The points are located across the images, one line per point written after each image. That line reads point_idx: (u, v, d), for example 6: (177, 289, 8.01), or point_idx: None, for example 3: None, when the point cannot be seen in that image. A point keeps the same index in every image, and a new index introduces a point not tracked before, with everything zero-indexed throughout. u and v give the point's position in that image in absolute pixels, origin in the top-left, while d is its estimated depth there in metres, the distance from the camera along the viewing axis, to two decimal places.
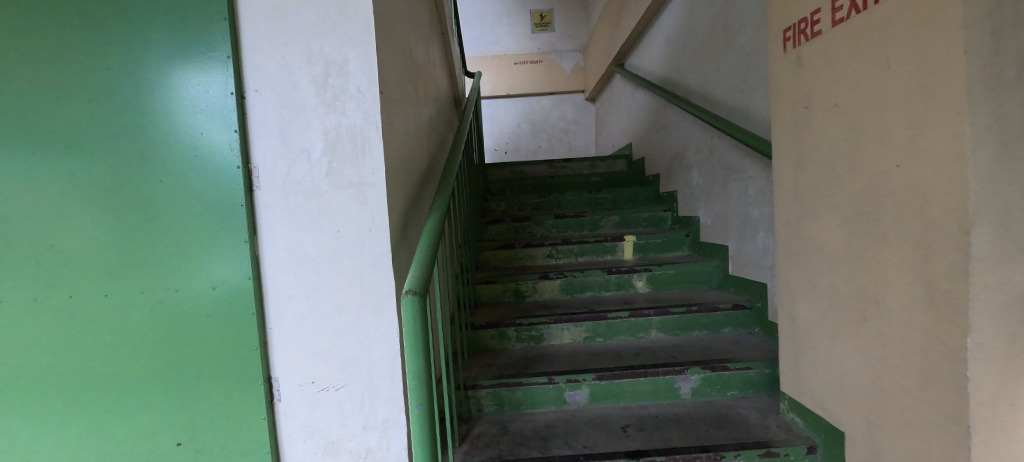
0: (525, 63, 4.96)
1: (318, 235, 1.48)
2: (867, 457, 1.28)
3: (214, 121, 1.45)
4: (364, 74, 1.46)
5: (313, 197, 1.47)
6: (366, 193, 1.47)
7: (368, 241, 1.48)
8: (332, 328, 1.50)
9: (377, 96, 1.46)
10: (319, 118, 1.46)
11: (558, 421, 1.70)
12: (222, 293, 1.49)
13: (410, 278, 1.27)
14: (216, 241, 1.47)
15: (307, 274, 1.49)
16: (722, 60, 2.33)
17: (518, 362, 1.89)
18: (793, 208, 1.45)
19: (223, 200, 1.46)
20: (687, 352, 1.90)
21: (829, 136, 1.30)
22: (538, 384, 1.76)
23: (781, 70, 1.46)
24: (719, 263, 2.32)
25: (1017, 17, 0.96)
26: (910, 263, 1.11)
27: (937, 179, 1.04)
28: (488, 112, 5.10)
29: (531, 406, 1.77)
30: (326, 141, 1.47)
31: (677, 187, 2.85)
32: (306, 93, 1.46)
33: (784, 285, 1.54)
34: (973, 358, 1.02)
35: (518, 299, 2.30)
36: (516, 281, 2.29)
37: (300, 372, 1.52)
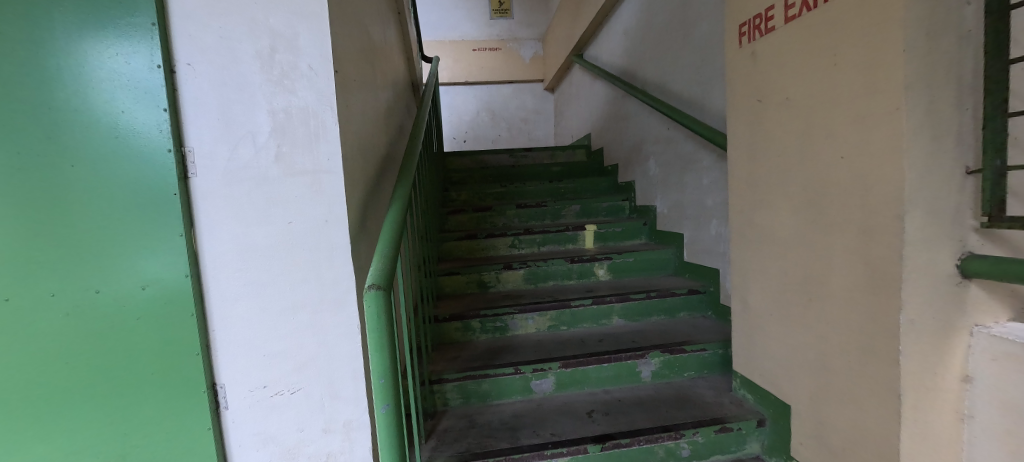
0: (484, 49, 4.90)
1: (270, 228, 1.43)
2: (812, 429, 1.38)
3: (137, 98, 1.35)
4: (317, 51, 1.43)
5: (262, 185, 1.42)
6: (322, 180, 1.45)
7: (325, 233, 1.46)
8: (290, 323, 1.46)
9: (330, 76, 1.44)
10: (265, 98, 1.41)
11: (525, 410, 1.73)
12: (153, 293, 1.40)
13: (372, 273, 1.23)
14: (146, 231, 1.39)
15: (258, 269, 1.44)
16: (678, 53, 2.40)
17: (483, 354, 1.90)
18: (747, 198, 1.54)
19: (151, 188, 1.37)
20: (647, 336, 1.97)
21: (782, 128, 1.37)
22: (505, 374, 1.78)
23: (737, 63, 1.54)
24: (675, 250, 2.42)
25: (944, 22, 1.03)
26: (853, 248, 1.19)
27: (876, 169, 1.11)
28: (445, 100, 4.98)
29: (498, 397, 1.79)
30: (275, 124, 1.42)
31: (636, 176, 2.94)
32: (249, 69, 1.39)
33: (738, 271, 1.63)
34: (904, 333, 1.09)
35: (482, 290, 2.30)
36: (479, 272, 2.28)
37: (251, 376, 1.47)
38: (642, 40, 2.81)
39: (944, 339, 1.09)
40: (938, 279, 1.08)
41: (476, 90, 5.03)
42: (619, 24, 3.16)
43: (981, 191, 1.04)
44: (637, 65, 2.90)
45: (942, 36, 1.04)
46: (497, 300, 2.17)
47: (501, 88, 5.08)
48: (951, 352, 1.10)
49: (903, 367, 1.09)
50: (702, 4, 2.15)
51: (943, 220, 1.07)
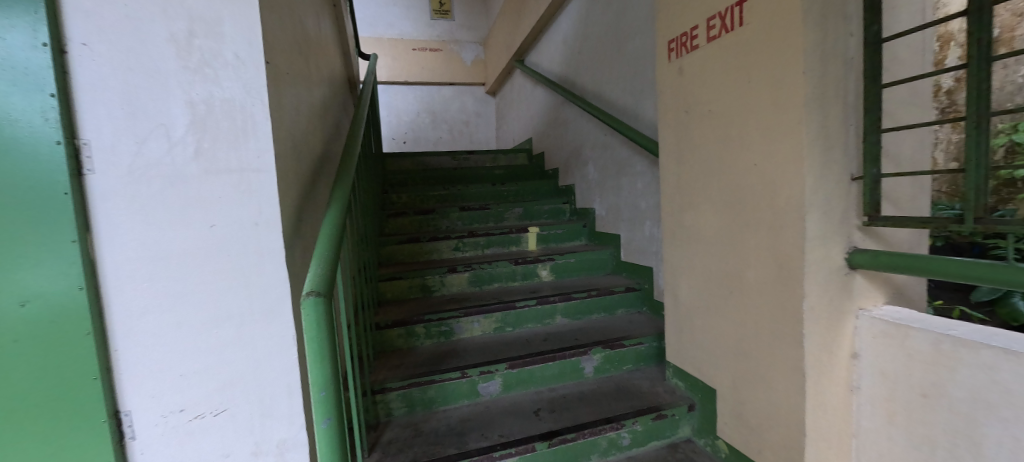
0: (424, 49, 4.90)
1: (187, 230, 1.24)
2: (733, 410, 1.52)
3: (11, 80, 1.12)
4: (244, 38, 1.27)
5: (177, 184, 1.23)
6: (251, 180, 1.29)
7: (254, 237, 1.30)
8: (219, 338, 1.29)
9: (261, 68, 1.29)
10: (183, 88, 1.23)
11: (472, 414, 1.76)
12: (32, 310, 1.17)
13: (311, 279, 1.18)
14: (17, 240, 1.15)
15: (169, 277, 1.24)
16: (614, 64, 2.55)
17: (428, 360, 1.91)
18: (676, 200, 1.69)
19: (28, 183, 1.14)
20: (589, 334, 2.08)
21: (706, 138, 1.51)
22: (451, 379, 1.80)
23: (667, 77, 1.68)
24: (613, 250, 2.56)
25: (832, 49, 1.20)
26: (765, 246, 1.34)
27: (783, 176, 1.26)
28: (384, 99, 4.89)
29: (445, 403, 1.81)
30: (194, 116, 1.24)
31: (575, 180, 3.07)
32: (162, 54, 1.20)
33: (669, 268, 1.77)
34: (807, 320, 1.23)
35: (425, 294, 2.31)
36: (422, 276, 2.28)
37: (164, 399, 1.26)
38: (580, 50, 2.95)
39: (837, 324, 1.25)
40: (832, 272, 1.24)
41: (416, 90, 4.98)
42: (558, 34, 3.29)
43: (864, 196, 1.22)
44: (575, 74, 3.03)
45: (832, 62, 1.20)
46: (441, 304, 2.18)
47: (443, 89, 5.08)
48: (844, 335, 1.26)
49: (806, 349, 1.24)
50: (635, 20, 2.30)
51: (834, 220, 1.23)
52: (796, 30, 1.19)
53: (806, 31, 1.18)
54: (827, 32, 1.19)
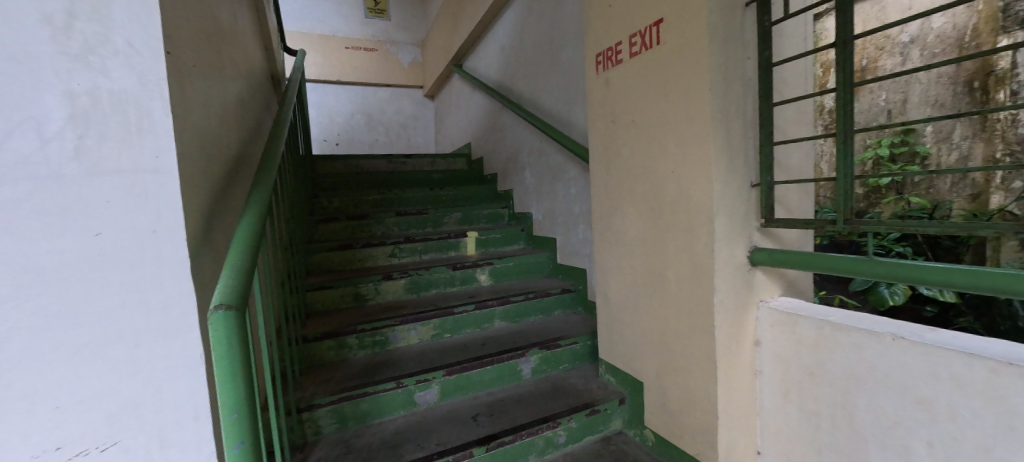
0: (358, 48, 4.78)
1: (63, 238, 1.01)
2: (658, 400, 1.64)
3: None
4: (139, 18, 1.06)
5: (49, 187, 0.99)
6: (147, 184, 1.07)
7: (153, 247, 1.08)
8: (94, 366, 1.04)
9: (161, 54, 1.08)
10: (56, 72, 1.00)
11: (408, 425, 1.72)
12: None
13: (221, 289, 1.04)
14: None
15: (38, 295, 0.99)
16: (548, 72, 2.64)
17: (361, 372, 1.85)
18: (605, 205, 1.79)
19: None
20: (526, 336, 2.13)
21: (630, 147, 1.62)
22: (386, 390, 1.75)
23: (596, 88, 1.78)
24: (550, 253, 2.65)
25: (733, 70, 1.34)
26: (683, 247, 1.45)
27: (695, 184, 1.38)
28: (313, 98, 4.64)
29: (378, 416, 1.75)
30: (73, 108, 1.01)
31: (513, 185, 3.14)
32: (30, 33, 0.98)
33: (600, 269, 1.87)
34: (718, 315, 1.36)
35: (358, 303, 2.24)
36: (355, 284, 2.22)
37: (29, 437, 1.00)
38: (516, 57, 3.03)
39: (742, 317, 1.40)
40: (737, 270, 1.38)
41: (350, 91, 4.84)
42: (495, 40, 3.35)
43: (762, 201, 1.37)
44: (512, 81, 3.10)
45: (734, 81, 1.34)
46: (375, 313, 2.13)
47: (378, 91, 4.99)
48: (748, 325, 1.41)
49: (717, 341, 1.36)
50: (567, 31, 2.40)
51: (739, 223, 1.37)
52: (703, 51, 1.31)
53: (712, 53, 1.30)
54: (730, 53, 1.32)
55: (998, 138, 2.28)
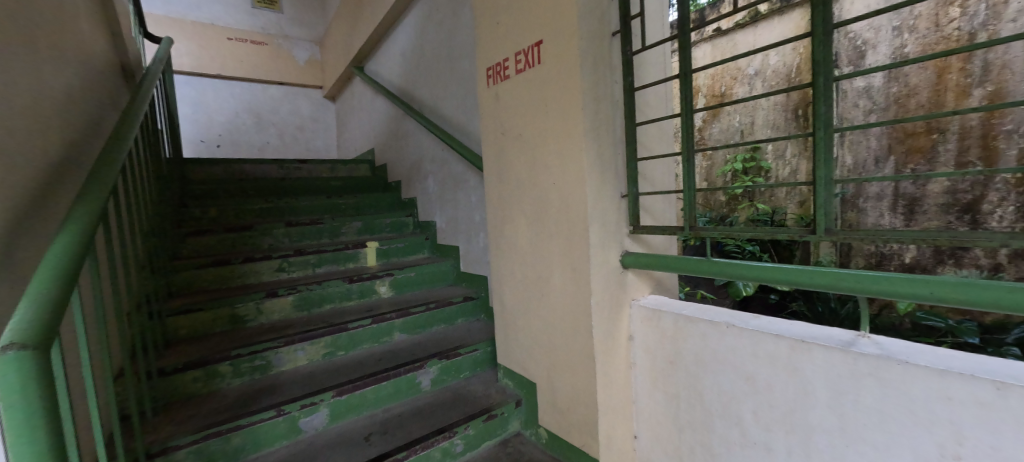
0: (242, 40, 4.41)
1: None
2: (548, 398, 1.74)
3: None
4: None
5: None
6: None
7: None
8: None
9: None
10: None
11: (292, 455, 1.60)
12: None
13: (14, 324, 0.83)
14: None
15: None
16: (448, 81, 2.66)
17: (235, 403, 1.69)
18: (498, 213, 1.86)
19: None
20: (426, 347, 2.11)
21: (518, 159, 1.71)
22: (264, 420, 1.61)
23: (487, 100, 1.85)
24: (453, 262, 2.67)
25: (602, 92, 1.47)
26: (565, 254, 1.56)
27: (572, 196, 1.50)
28: (187, 93, 4.17)
29: (255, 449, 1.60)
30: None
31: (417, 194, 3.11)
32: None
33: (496, 276, 1.94)
34: (595, 316, 1.48)
35: (236, 326, 2.06)
36: (231, 305, 2.04)
37: None
38: (417, 64, 3.01)
39: (617, 315, 1.54)
40: (612, 273, 1.51)
41: (235, 86, 4.43)
42: (396, 45, 3.30)
43: (631, 209, 1.53)
44: (413, 87, 3.08)
45: (604, 103, 1.48)
46: (256, 335, 1.97)
47: (270, 89, 4.64)
48: (623, 323, 1.56)
49: (595, 339, 1.48)
50: (464, 42, 2.44)
51: (610, 230, 1.51)
52: (574, 72, 1.43)
53: (582, 77, 1.42)
54: (599, 77, 1.46)
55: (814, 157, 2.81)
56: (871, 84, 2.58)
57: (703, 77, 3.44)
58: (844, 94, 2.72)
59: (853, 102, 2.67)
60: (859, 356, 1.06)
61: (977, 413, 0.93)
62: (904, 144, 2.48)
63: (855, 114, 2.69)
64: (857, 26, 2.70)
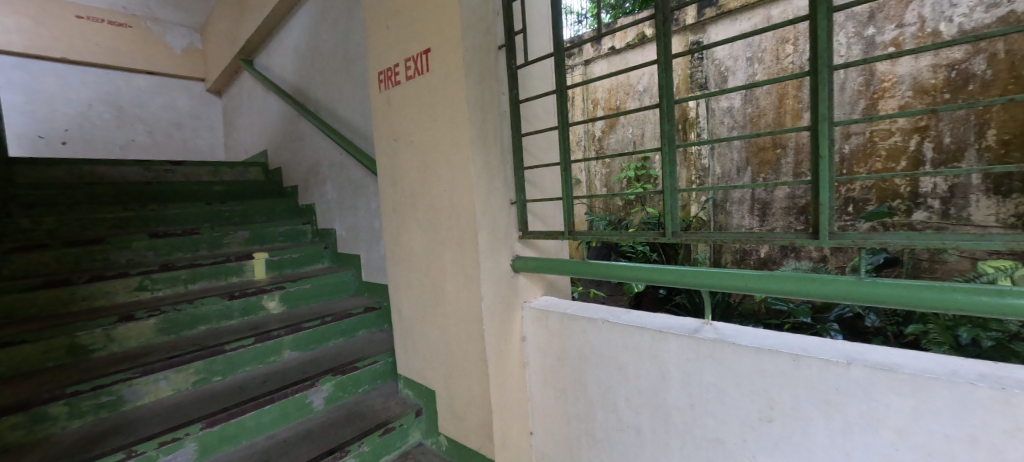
0: (95, 19, 3.82)
1: None
2: (447, 404, 1.76)
3: None
4: None
5: None
6: None
7: None
8: None
9: None
10: None
11: None
12: None
13: None
14: None
15: None
16: (344, 83, 2.54)
17: (76, 447, 1.47)
18: (393, 221, 1.84)
19: None
20: (320, 364, 1.99)
21: (409, 166, 1.71)
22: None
23: (378, 106, 1.82)
24: (354, 271, 2.56)
25: (488, 103, 1.52)
26: (456, 261, 1.58)
27: (461, 204, 1.53)
28: (21, 79, 3.51)
29: None
30: None
31: (315, 200, 2.94)
32: None
33: (393, 284, 1.91)
34: (486, 319, 1.53)
35: (78, 358, 1.78)
36: (71, 333, 1.76)
37: None
38: (311, 62, 2.83)
39: (506, 317, 1.61)
40: (501, 277, 1.58)
41: (88, 74, 3.81)
42: (288, 40, 3.08)
43: (519, 216, 1.61)
44: (308, 86, 2.89)
45: (490, 114, 1.53)
46: (108, 366, 1.73)
47: (135, 78, 4.03)
48: (515, 325, 1.65)
49: (486, 342, 1.53)
50: (359, 42, 2.35)
51: (498, 237, 1.56)
52: (460, 82, 1.46)
53: (467, 88, 1.46)
54: (484, 88, 1.51)
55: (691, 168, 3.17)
56: (733, 105, 2.92)
57: (600, 85, 3.64)
58: (711, 112, 3.05)
59: (719, 120, 3.00)
60: (700, 340, 1.24)
61: (782, 380, 1.13)
62: (757, 157, 2.84)
63: (721, 131, 3.02)
64: (719, 54, 2.99)
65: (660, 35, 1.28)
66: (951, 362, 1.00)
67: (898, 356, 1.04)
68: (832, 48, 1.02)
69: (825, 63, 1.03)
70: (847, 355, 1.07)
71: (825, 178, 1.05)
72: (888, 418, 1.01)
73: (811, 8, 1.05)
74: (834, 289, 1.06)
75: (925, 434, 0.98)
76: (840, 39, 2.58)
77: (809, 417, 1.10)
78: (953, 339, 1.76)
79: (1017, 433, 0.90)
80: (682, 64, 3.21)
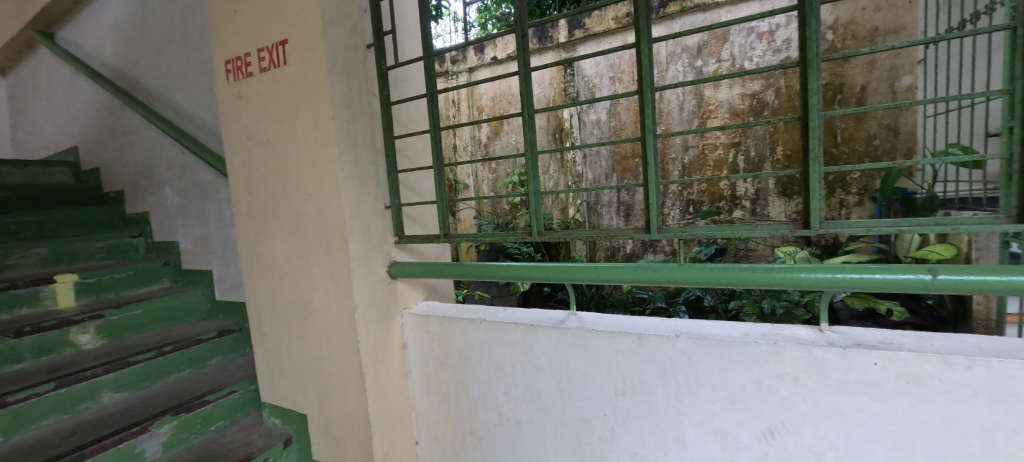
0: None
1: None
2: (321, 426, 1.62)
3: None
4: None
5: None
6: None
7: None
8: None
9: None
10: None
11: None
12: None
13: None
14: None
15: None
16: (185, 69, 2.16)
17: None
18: (250, 228, 1.65)
19: None
20: (156, 403, 1.66)
21: (268, 167, 1.55)
22: None
23: (228, 99, 1.62)
24: (206, 290, 2.20)
25: (355, 101, 1.44)
26: (326, 269, 1.47)
27: (328, 208, 1.42)
28: None
29: None
30: None
31: (149, 207, 2.44)
32: None
33: (254, 299, 1.71)
34: (360, 329, 1.44)
35: None
36: None
37: None
38: (138, 40, 2.34)
39: (383, 325, 1.53)
40: (376, 284, 1.50)
41: None
42: (103, 12, 2.51)
43: (395, 220, 1.55)
44: (136, 69, 2.38)
45: (358, 113, 1.45)
46: None
47: None
48: (395, 332, 1.59)
49: (361, 352, 1.45)
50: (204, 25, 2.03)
51: (371, 242, 1.48)
52: (322, 78, 1.36)
53: (332, 84, 1.36)
54: (352, 86, 1.43)
55: (570, 173, 3.38)
56: (600, 118, 3.23)
57: (485, 90, 3.70)
58: (583, 123, 3.33)
59: (590, 131, 3.29)
60: (566, 331, 1.33)
61: (629, 358, 1.25)
62: (620, 165, 3.19)
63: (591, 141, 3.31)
64: (588, 70, 3.28)
65: (520, 50, 1.39)
66: (746, 327, 1.20)
67: (712, 327, 1.22)
68: (652, 70, 1.22)
69: (649, 84, 1.22)
70: (676, 330, 1.22)
71: (651, 182, 1.24)
72: (704, 377, 1.17)
73: (636, 38, 1.23)
74: (652, 276, 1.23)
75: (730, 387, 1.14)
76: (678, 68, 3.02)
77: (650, 385, 1.23)
78: (758, 309, 2.18)
79: (786, 376, 1.08)
80: (563, 76, 3.41)
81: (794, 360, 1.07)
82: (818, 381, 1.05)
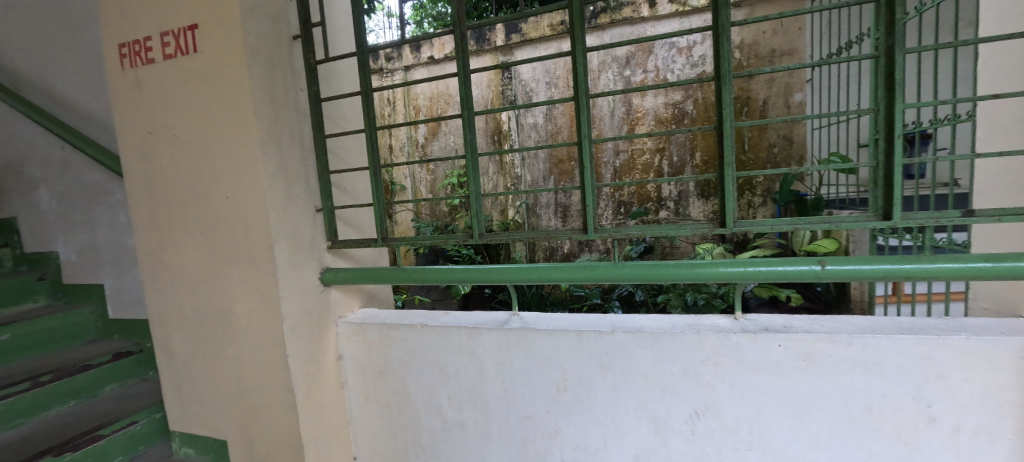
0: None
1: None
2: (245, 452, 1.47)
3: None
4: None
5: None
6: None
7: None
8: None
9: None
10: None
11: None
12: None
13: None
14: None
15: None
16: (65, 52, 1.87)
17: None
18: (152, 235, 1.46)
19: None
20: (31, 443, 1.39)
21: (174, 166, 1.38)
22: None
23: (122, 89, 1.42)
24: (96, 307, 1.90)
25: (279, 96, 1.33)
26: (248, 278, 1.34)
27: (250, 212, 1.30)
28: None
29: None
30: None
31: (17, 211, 2.04)
32: None
33: (158, 316, 1.51)
34: (288, 342, 1.33)
35: None
36: None
37: None
38: None
39: (314, 337, 1.42)
40: (306, 293, 1.40)
41: None
42: None
43: (327, 224, 1.46)
44: None
45: (283, 109, 1.34)
46: None
47: None
48: (328, 343, 1.49)
49: (290, 367, 1.34)
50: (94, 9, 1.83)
51: (301, 248, 1.38)
52: (241, 69, 1.24)
53: (252, 77, 1.25)
54: (275, 80, 1.32)
55: (508, 175, 3.40)
56: (537, 122, 3.32)
57: (423, 90, 3.61)
58: (522, 126, 3.37)
59: (528, 134, 3.36)
60: (509, 332, 1.34)
61: (571, 355, 1.29)
62: (557, 168, 3.29)
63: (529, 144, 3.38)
64: (524, 74, 3.33)
65: (458, 51, 1.38)
66: (673, 318, 1.29)
67: (644, 320, 1.30)
68: (587, 79, 1.25)
69: (584, 91, 1.26)
70: (612, 325, 1.29)
71: (586, 186, 1.28)
72: (639, 368, 1.24)
73: (571, 47, 1.26)
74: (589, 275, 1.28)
75: (662, 376, 1.23)
76: (609, 76, 3.19)
77: (590, 379, 1.28)
78: (682, 301, 2.37)
79: (708, 362, 1.19)
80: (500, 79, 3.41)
81: (715, 347, 1.18)
82: (734, 364, 1.17)
